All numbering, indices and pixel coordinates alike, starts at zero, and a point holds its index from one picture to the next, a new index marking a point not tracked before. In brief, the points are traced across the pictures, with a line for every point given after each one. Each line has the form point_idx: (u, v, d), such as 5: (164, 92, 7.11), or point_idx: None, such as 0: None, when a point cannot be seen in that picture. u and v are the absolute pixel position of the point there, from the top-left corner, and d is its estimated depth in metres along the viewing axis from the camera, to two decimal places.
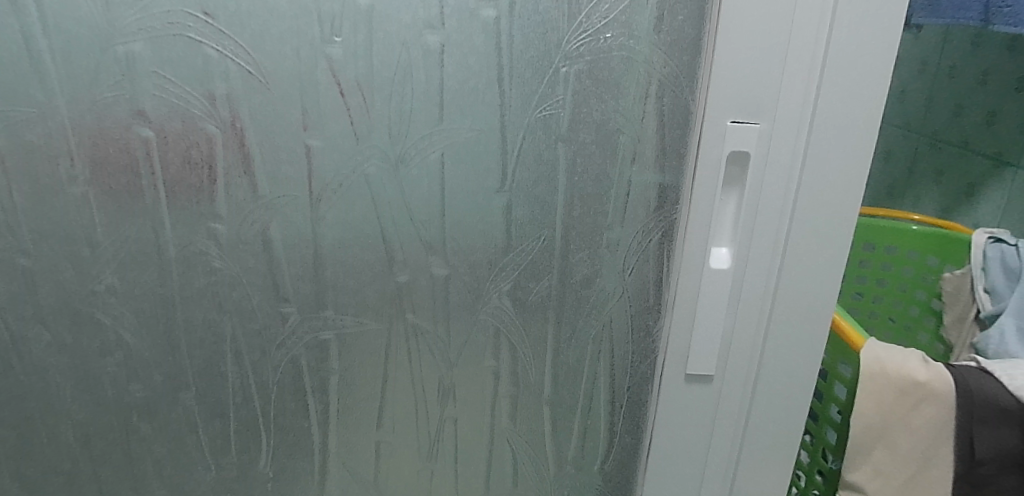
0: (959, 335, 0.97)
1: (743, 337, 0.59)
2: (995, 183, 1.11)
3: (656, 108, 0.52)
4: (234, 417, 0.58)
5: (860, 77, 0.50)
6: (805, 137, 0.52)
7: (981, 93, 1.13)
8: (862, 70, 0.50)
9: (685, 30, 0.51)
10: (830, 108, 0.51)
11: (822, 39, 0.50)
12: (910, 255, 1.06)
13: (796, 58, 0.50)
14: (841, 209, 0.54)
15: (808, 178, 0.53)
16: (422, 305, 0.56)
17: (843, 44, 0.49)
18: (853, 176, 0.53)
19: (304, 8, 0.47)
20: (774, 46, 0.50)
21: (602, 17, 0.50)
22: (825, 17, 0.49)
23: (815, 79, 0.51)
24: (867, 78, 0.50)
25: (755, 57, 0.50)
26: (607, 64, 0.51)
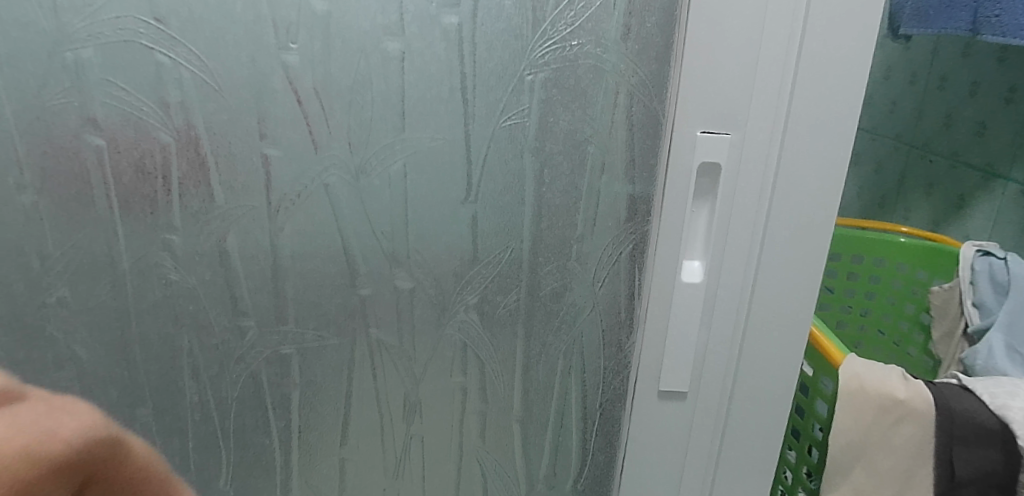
0: (948, 350, 0.95)
1: (718, 354, 0.57)
2: (985, 194, 1.09)
3: (625, 118, 0.51)
4: (192, 434, 0.57)
5: (832, 86, 0.49)
6: (778, 147, 0.51)
7: (972, 103, 1.12)
8: (833, 79, 0.49)
9: (653, 37, 0.49)
10: (803, 118, 0.50)
11: (793, 47, 0.48)
12: (899, 267, 1.05)
13: (768, 66, 0.48)
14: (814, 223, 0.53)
15: (781, 190, 0.52)
16: (385, 318, 0.55)
17: (813, 53, 0.48)
18: (827, 188, 0.52)
19: (259, 15, 0.46)
20: (744, 54, 0.48)
21: (568, 24, 0.48)
22: (796, 24, 0.48)
23: (787, 89, 0.49)
24: (839, 88, 0.49)
25: (724, 65, 0.48)
26: (573, 73, 0.50)
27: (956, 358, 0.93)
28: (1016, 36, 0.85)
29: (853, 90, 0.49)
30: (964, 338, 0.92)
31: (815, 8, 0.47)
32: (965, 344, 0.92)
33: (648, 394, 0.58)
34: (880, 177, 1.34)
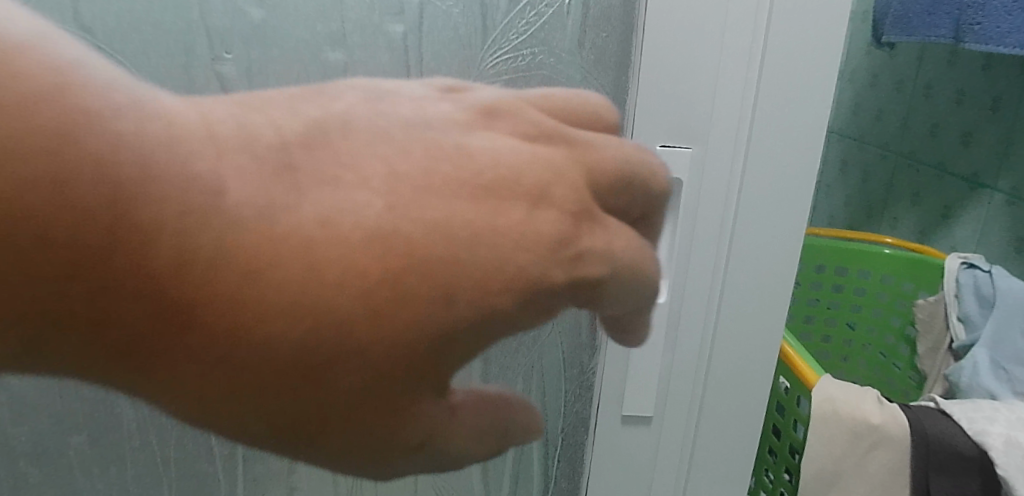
0: (932, 365, 0.93)
1: (682, 377, 0.55)
2: (970, 205, 1.07)
3: None
4: (131, 463, 0.54)
5: (795, 97, 0.47)
6: (741, 160, 0.48)
7: (957, 112, 1.10)
8: (796, 91, 0.47)
9: (609, 47, 0.48)
10: (765, 130, 0.47)
11: (755, 57, 0.46)
12: (884, 279, 1.02)
13: (728, 77, 0.46)
14: (779, 239, 0.50)
15: (745, 205, 0.49)
16: None
17: (774, 63, 0.46)
18: (794, 203, 0.49)
19: (190, 24, 0.44)
20: (704, 63, 0.46)
21: (520, 32, 0.46)
22: (757, 32, 0.45)
23: (751, 99, 0.47)
24: (803, 99, 0.47)
25: (683, 76, 0.46)
26: (527, 84, 0.46)
27: (941, 374, 0.90)
28: (999, 45, 0.83)
29: (818, 101, 0.47)
30: (949, 353, 0.90)
31: (777, 17, 0.45)
32: (950, 359, 0.89)
33: (612, 418, 0.56)
34: (866, 187, 1.32)
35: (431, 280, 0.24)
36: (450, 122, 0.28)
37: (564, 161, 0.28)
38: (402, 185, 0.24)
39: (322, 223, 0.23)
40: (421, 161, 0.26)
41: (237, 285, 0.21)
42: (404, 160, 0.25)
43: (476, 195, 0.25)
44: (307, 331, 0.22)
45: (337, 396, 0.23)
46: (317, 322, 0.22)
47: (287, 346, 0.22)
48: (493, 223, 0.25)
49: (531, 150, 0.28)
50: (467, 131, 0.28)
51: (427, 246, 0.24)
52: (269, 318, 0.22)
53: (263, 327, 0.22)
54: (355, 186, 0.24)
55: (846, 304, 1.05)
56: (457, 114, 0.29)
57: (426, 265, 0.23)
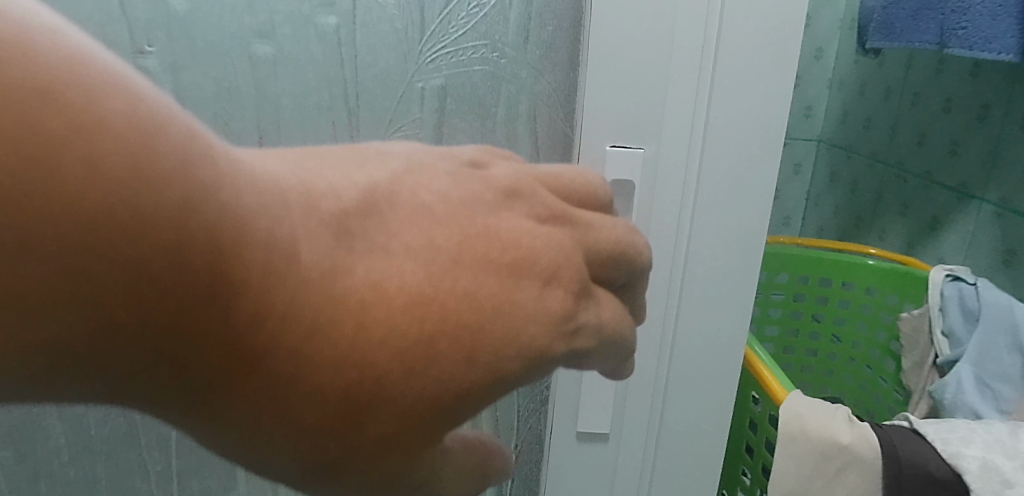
0: (918, 381, 0.89)
1: (638, 393, 0.51)
2: (958, 216, 1.04)
3: (529, 130, 0.47)
4: (59, 479, 0.52)
5: (751, 97, 0.44)
6: (697, 163, 0.46)
7: (945, 121, 1.07)
8: (753, 90, 0.44)
9: (557, 43, 0.45)
10: (721, 131, 0.45)
11: (708, 53, 0.43)
12: (869, 291, 0.99)
13: (683, 74, 0.44)
14: (737, 247, 0.48)
15: (701, 211, 0.47)
16: None
17: (729, 60, 0.43)
18: (753, 209, 0.47)
19: (108, 13, 0.41)
20: (655, 59, 0.43)
21: (459, 26, 0.44)
22: (710, 27, 0.43)
23: (705, 99, 0.44)
24: (760, 99, 0.44)
25: (632, 73, 0.43)
26: (468, 79, 0.45)
27: (926, 390, 0.87)
28: (983, 50, 0.80)
29: (775, 102, 0.44)
30: (934, 368, 0.86)
31: (731, 11, 0.43)
32: (936, 375, 0.86)
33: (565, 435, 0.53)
34: (855, 198, 1.30)
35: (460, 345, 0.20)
36: (470, 195, 0.23)
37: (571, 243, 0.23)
38: (440, 254, 0.20)
39: (371, 276, 0.19)
40: (445, 232, 0.21)
41: (276, 337, 0.18)
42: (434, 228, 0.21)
43: (502, 268, 0.21)
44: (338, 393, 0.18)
45: (369, 464, 0.20)
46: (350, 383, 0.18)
47: (330, 395, 0.18)
48: (511, 294, 0.21)
49: (543, 233, 0.23)
50: (477, 204, 0.23)
51: (461, 317, 0.20)
52: (307, 376, 0.18)
53: (301, 382, 0.18)
54: (401, 254, 0.20)
55: (830, 316, 1.03)
56: (472, 184, 0.24)
57: (472, 327, 0.20)
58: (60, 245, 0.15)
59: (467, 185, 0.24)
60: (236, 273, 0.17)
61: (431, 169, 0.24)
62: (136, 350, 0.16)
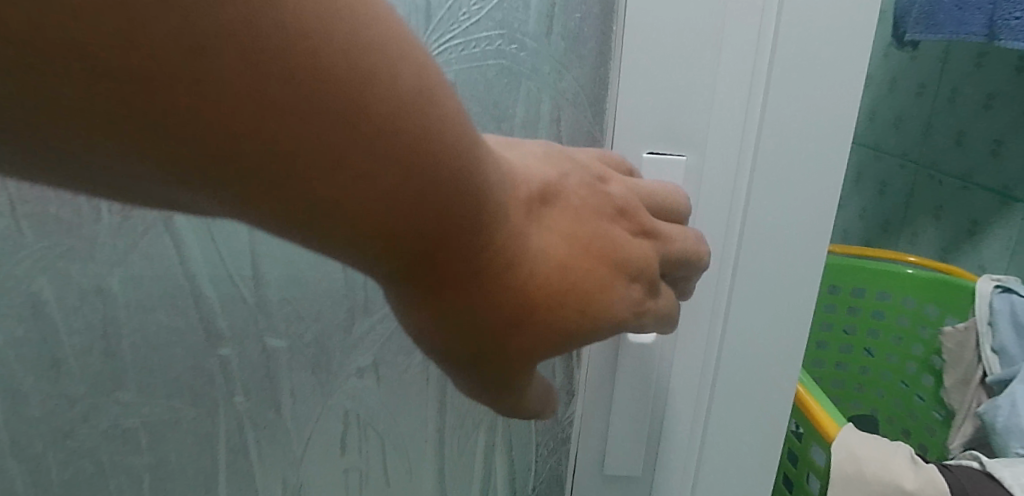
0: (963, 400, 0.84)
1: (675, 433, 0.45)
2: (1002, 221, 0.97)
3: (552, 135, 0.41)
4: None
5: (816, 94, 0.37)
6: (748, 172, 0.39)
7: (986, 120, 1.01)
8: (818, 86, 0.37)
9: (585, 33, 0.39)
10: (778, 136, 0.38)
11: (763, 45, 0.36)
12: (905, 302, 0.93)
13: (734, 69, 0.37)
14: (795, 271, 0.41)
15: (752, 228, 0.40)
16: (254, 388, 0.44)
17: (789, 55, 0.36)
18: (814, 226, 0.40)
19: None
20: (700, 52, 0.37)
21: (472, 13, 0.38)
22: (765, 15, 0.36)
23: (761, 97, 0.37)
24: (827, 97, 0.37)
25: (675, 68, 0.37)
26: (479, 77, 0.39)
27: (973, 411, 0.81)
28: None
29: (845, 99, 0.37)
30: (981, 387, 0.80)
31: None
32: (983, 395, 0.80)
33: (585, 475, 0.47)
34: (884, 200, 1.23)
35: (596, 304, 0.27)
36: (601, 203, 0.29)
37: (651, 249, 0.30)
38: (584, 240, 0.27)
39: (545, 246, 0.25)
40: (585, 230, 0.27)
41: (495, 281, 0.23)
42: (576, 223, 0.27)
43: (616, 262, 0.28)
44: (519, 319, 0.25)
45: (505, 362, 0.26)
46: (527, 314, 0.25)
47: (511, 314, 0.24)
48: (621, 276, 0.28)
49: (635, 244, 0.29)
50: (599, 206, 0.29)
51: (598, 284, 0.27)
52: (501, 299, 0.24)
53: (486, 307, 0.24)
54: (561, 233, 0.26)
55: (863, 329, 0.96)
56: (598, 192, 0.29)
57: (594, 298, 0.26)
58: (379, 187, 0.19)
59: (590, 186, 0.29)
60: (478, 230, 0.22)
61: (572, 168, 0.30)
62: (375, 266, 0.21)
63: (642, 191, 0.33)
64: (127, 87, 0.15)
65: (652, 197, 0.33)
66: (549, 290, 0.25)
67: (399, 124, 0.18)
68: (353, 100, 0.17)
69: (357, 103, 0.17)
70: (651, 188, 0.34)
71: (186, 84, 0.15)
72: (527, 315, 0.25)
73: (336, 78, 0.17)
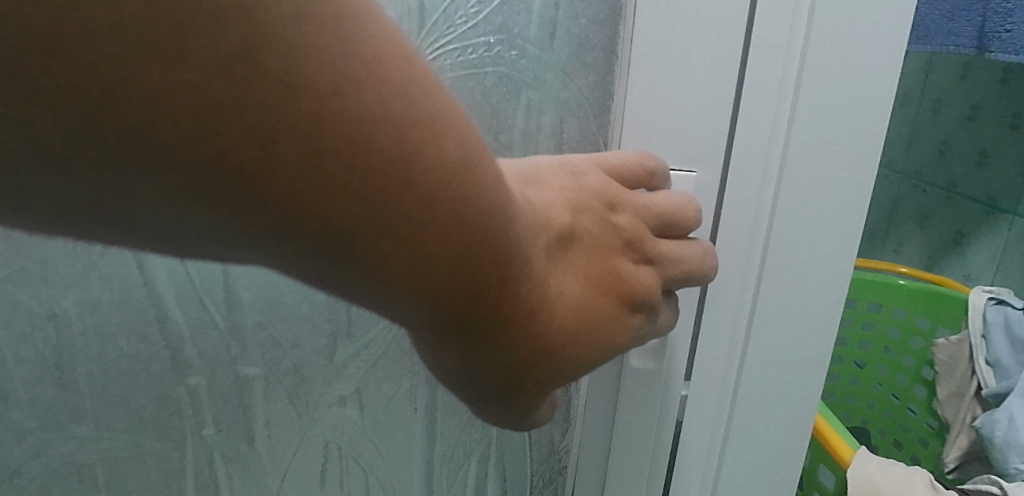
0: (957, 413, 0.84)
1: (692, 465, 0.42)
2: (987, 231, 0.98)
3: (552, 147, 0.38)
4: None
5: (843, 110, 0.35)
6: (772, 188, 0.36)
7: (970, 130, 1.01)
8: (847, 99, 0.35)
9: (590, 38, 0.36)
10: (806, 156, 0.36)
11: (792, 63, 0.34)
12: (896, 313, 0.92)
13: (762, 79, 0.34)
14: (818, 297, 0.39)
15: (777, 249, 0.37)
16: (227, 418, 0.40)
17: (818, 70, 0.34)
18: (834, 246, 0.38)
19: None
20: (720, 63, 0.34)
21: (468, 16, 0.35)
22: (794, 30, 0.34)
23: (789, 108, 0.35)
24: (850, 113, 0.35)
25: (689, 79, 0.34)
26: (475, 85, 0.36)
27: (968, 424, 0.82)
28: None
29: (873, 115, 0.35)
30: (976, 400, 0.81)
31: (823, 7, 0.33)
32: (977, 409, 0.81)
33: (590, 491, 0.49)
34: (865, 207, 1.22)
35: (597, 338, 0.28)
36: (606, 238, 0.30)
37: (655, 279, 0.32)
38: (588, 278, 0.28)
39: (559, 291, 0.26)
40: (590, 266, 0.28)
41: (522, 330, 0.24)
42: (586, 261, 0.28)
43: (617, 296, 0.29)
44: (537, 363, 0.26)
45: (520, 395, 0.27)
46: (545, 357, 0.26)
47: (529, 360, 0.25)
48: (621, 309, 0.30)
49: (638, 274, 0.31)
50: (606, 240, 0.30)
51: (601, 319, 0.28)
52: (524, 347, 0.24)
53: (509, 355, 0.24)
54: (569, 274, 0.27)
55: (854, 341, 0.95)
56: (606, 227, 0.30)
57: (597, 333, 0.28)
58: (420, 255, 0.19)
59: (601, 216, 0.30)
60: (510, 289, 0.22)
61: (586, 196, 0.30)
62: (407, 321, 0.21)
63: (659, 210, 0.33)
64: (175, 155, 0.15)
65: (668, 222, 0.33)
66: (563, 332, 0.26)
67: (438, 194, 0.18)
68: (391, 177, 0.17)
69: (402, 167, 0.17)
70: (669, 202, 0.33)
71: (238, 151, 0.15)
72: (546, 357, 0.26)
73: (379, 149, 0.17)
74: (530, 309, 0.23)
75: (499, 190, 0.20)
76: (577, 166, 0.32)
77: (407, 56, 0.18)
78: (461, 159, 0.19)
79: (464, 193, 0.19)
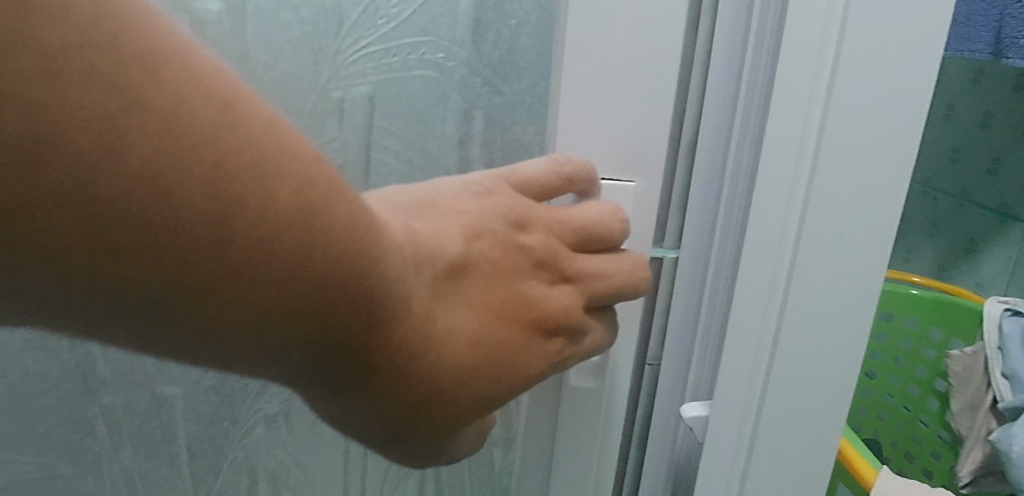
0: (973, 427, 0.80)
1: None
2: (1001, 240, 0.94)
3: (484, 155, 0.35)
4: None
5: (876, 110, 0.31)
6: (800, 206, 0.33)
7: (984, 136, 0.96)
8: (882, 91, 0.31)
9: (522, 39, 0.33)
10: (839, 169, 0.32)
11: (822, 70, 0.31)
12: (908, 324, 0.88)
13: (790, 75, 0.31)
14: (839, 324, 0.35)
15: (805, 272, 0.34)
16: (146, 436, 0.38)
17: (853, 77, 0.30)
18: (869, 271, 0.34)
19: None
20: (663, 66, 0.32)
21: (389, 17, 0.32)
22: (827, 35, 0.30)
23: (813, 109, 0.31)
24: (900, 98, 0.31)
25: (632, 83, 0.32)
26: (399, 90, 0.34)
27: (983, 437, 0.78)
28: None
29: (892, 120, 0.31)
30: (992, 413, 0.77)
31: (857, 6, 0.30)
32: (993, 422, 0.77)
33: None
34: None
35: (500, 370, 0.27)
36: (514, 263, 0.28)
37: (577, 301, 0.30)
38: (488, 308, 0.27)
39: (447, 325, 0.25)
40: (491, 295, 0.27)
41: (395, 374, 0.23)
42: (484, 290, 0.27)
43: (526, 323, 0.28)
44: (426, 403, 0.25)
45: (421, 436, 0.26)
46: (435, 397, 0.25)
47: (414, 401, 0.24)
48: (531, 336, 0.28)
49: (554, 297, 0.29)
50: (515, 264, 0.28)
51: (502, 350, 0.27)
52: (406, 389, 0.24)
53: (388, 397, 0.24)
54: (462, 305, 0.26)
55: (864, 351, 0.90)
56: (515, 250, 0.28)
57: (500, 365, 0.27)
58: (247, 303, 0.18)
59: (507, 239, 0.28)
60: (368, 331, 0.21)
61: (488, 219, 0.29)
62: (269, 370, 0.21)
63: (582, 227, 0.31)
64: None
65: (596, 235, 0.31)
66: (454, 369, 0.25)
67: (254, 240, 0.18)
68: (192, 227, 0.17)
69: (205, 219, 0.17)
70: (593, 216, 0.31)
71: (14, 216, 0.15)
72: (437, 396, 0.25)
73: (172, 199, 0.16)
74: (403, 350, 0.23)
75: (339, 224, 0.19)
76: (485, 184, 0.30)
77: (209, 96, 0.17)
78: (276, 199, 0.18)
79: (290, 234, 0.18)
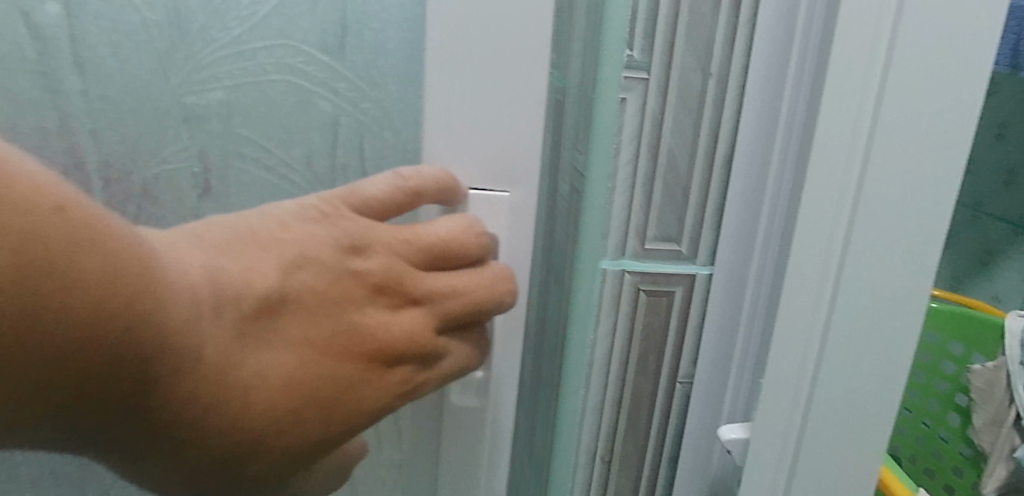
0: (995, 443, 0.76)
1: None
2: (1017, 254, 0.90)
3: (357, 164, 0.33)
4: None
5: (913, 147, 0.34)
6: (845, 219, 0.35)
7: (1000, 147, 0.91)
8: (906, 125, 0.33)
9: (391, 42, 0.31)
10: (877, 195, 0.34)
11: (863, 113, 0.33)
12: (927, 336, 0.84)
13: (835, 99, 0.33)
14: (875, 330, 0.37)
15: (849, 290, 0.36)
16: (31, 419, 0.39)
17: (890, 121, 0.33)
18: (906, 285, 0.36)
19: None
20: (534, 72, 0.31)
21: (241, 20, 0.30)
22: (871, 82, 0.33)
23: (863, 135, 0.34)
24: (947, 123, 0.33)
25: (509, 89, 0.31)
26: (257, 94, 0.32)
27: (1008, 454, 0.75)
28: None
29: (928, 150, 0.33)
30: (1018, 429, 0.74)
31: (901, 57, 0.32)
32: (1017, 439, 0.73)
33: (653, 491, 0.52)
34: None
35: (330, 405, 0.26)
36: (347, 291, 0.28)
37: (425, 323, 0.30)
38: (309, 344, 0.26)
39: (258, 368, 0.24)
40: (318, 330, 0.27)
41: (186, 424, 0.22)
42: (309, 324, 0.27)
43: (360, 354, 0.28)
44: (241, 449, 0.24)
45: (245, 483, 0.26)
46: (249, 443, 0.24)
47: (223, 448, 0.24)
48: (366, 368, 0.28)
49: (395, 324, 0.29)
50: (348, 293, 0.28)
51: (331, 386, 0.26)
52: (207, 439, 0.23)
53: (187, 448, 0.23)
54: (280, 343, 0.25)
55: None
56: (348, 276, 0.28)
57: (329, 402, 0.26)
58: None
59: (338, 265, 0.28)
60: (137, 382, 0.20)
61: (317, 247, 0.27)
62: (35, 431, 0.20)
63: (434, 245, 0.30)
64: None
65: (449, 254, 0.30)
66: (267, 413, 0.24)
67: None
68: None
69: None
70: (447, 233, 0.30)
71: None
72: (253, 444, 0.24)
73: None
74: (196, 400, 0.22)
75: (88, 278, 0.18)
76: (321, 206, 0.29)
77: None
78: (3, 272, 0.17)
79: (18, 296, 0.17)
